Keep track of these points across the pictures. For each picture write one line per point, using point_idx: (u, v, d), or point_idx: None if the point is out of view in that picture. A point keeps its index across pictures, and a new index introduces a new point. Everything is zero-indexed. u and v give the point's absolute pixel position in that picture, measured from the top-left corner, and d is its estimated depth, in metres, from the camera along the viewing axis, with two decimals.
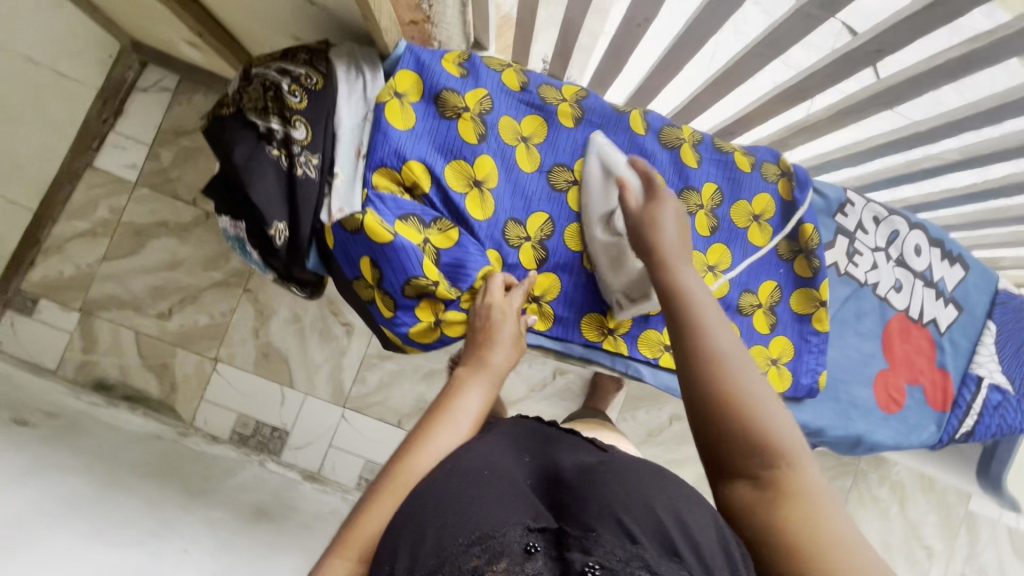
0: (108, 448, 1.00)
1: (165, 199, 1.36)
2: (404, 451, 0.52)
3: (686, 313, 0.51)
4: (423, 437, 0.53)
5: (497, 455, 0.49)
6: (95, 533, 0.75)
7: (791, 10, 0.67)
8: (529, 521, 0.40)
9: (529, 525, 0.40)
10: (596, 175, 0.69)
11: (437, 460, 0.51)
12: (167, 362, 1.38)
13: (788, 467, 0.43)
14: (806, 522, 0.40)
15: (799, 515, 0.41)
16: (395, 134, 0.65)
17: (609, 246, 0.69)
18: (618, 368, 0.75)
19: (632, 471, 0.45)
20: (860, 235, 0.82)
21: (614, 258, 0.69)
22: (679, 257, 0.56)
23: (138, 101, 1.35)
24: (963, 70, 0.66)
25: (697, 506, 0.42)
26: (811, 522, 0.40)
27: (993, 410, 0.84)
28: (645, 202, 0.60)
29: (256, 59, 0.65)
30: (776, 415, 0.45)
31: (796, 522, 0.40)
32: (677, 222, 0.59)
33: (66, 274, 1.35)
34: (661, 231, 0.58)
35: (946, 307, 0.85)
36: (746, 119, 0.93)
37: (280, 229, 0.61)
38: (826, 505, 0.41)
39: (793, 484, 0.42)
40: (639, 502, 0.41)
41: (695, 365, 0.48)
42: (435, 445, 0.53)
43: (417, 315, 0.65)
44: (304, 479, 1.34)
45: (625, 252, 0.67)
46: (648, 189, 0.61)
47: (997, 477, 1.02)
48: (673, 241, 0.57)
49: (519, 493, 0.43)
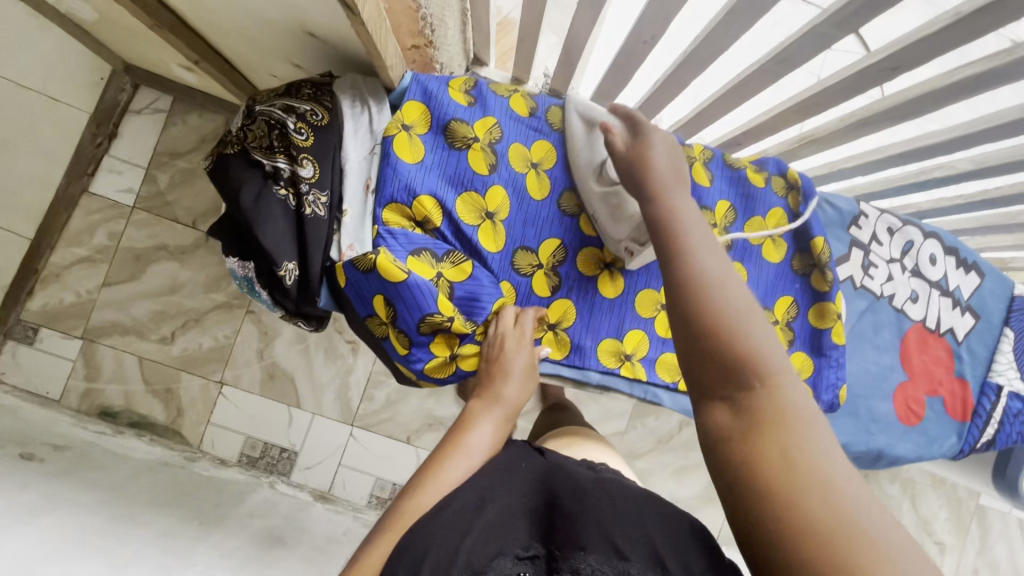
0: (118, 481, 0.98)
1: (164, 222, 1.34)
2: (411, 490, 0.52)
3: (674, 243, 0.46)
4: (433, 471, 0.54)
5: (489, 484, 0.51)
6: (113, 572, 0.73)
7: (805, 29, 0.65)
8: (517, 551, 0.43)
9: (518, 553, 0.43)
10: (578, 127, 0.66)
11: (442, 493, 0.52)
12: (172, 387, 1.36)
13: (770, 393, 0.38)
14: (788, 453, 0.35)
15: (776, 440, 0.36)
16: (404, 168, 0.64)
17: (605, 198, 0.64)
18: (636, 394, 0.74)
19: (621, 501, 0.49)
20: (874, 247, 0.81)
21: (613, 209, 0.64)
22: (670, 189, 0.51)
23: (132, 124, 1.32)
24: (980, 87, 0.65)
25: (685, 534, 0.45)
26: (789, 450, 0.35)
27: (1013, 418, 0.83)
28: (637, 140, 0.55)
29: (259, 95, 0.64)
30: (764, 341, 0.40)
31: (776, 452, 0.35)
32: (670, 159, 0.54)
33: (66, 301, 1.33)
34: (654, 165, 0.52)
35: (963, 315, 0.84)
36: (754, 132, 0.92)
37: (290, 269, 0.59)
38: (809, 432, 0.36)
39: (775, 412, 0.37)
40: (631, 526, 0.44)
41: (677, 290, 0.44)
42: (444, 477, 0.53)
43: (432, 350, 0.64)
44: (315, 499, 1.33)
45: (622, 199, 0.62)
46: (638, 129, 0.56)
47: (1014, 479, 1.01)
48: (665, 175, 0.52)
49: (502, 522, 0.46)
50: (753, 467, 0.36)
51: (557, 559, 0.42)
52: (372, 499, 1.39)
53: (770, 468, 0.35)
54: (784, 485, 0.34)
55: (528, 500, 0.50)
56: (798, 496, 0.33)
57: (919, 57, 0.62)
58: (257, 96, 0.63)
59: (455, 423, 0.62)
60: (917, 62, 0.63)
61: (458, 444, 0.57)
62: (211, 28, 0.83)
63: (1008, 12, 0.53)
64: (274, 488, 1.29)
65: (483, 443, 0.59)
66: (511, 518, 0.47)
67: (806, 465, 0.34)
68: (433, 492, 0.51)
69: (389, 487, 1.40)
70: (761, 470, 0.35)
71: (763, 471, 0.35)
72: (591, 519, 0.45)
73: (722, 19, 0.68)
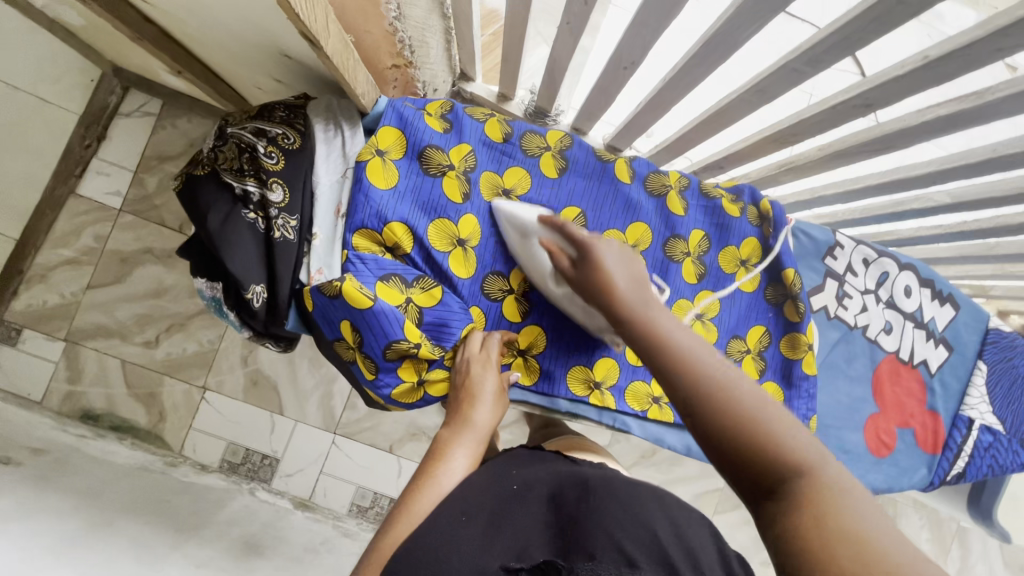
0: (94, 485, 0.94)
1: (150, 225, 1.34)
2: (392, 519, 0.53)
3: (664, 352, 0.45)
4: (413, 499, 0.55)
5: (475, 489, 0.54)
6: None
7: (778, 64, 0.66)
8: (506, 563, 0.45)
9: (507, 566, 0.45)
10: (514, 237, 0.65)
11: (417, 522, 0.52)
12: (154, 391, 1.35)
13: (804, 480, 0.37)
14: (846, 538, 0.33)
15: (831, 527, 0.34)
16: (377, 194, 0.63)
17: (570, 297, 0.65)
18: (605, 421, 0.75)
19: (630, 496, 0.49)
20: (849, 278, 0.81)
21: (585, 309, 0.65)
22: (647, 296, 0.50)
23: (121, 127, 1.32)
24: (953, 127, 0.65)
25: (696, 533, 0.47)
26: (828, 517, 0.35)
27: (984, 451, 0.83)
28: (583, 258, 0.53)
29: (232, 117, 0.63)
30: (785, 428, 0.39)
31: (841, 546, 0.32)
32: (628, 266, 0.52)
33: (50, 303, 1.32)
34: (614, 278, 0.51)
35: (936, 347, 0.84)
36: (735, 157, 0.92)
37: (258, 291, 0.59)
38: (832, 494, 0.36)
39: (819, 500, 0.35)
40: (642, 528, 0.45)
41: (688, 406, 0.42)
42: (417, 510, 0.53)
43: (400, 375, 0.64)
44: (296, 507, 1.32)
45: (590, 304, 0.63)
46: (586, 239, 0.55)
47: (987, 508, 1.04)
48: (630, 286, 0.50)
49: (495, 526, 0.49)
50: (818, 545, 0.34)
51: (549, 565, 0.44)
52: (352, 507, 1.39)
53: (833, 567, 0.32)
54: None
55: (517, 488, 0.54)
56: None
57: (891, 96, 0.62)
58: (229, 118, 0.63)
59: (428, 451, 0.62)
60: (889, 100, 0.63)
61: (434, 474, 0.58)
62: (194, 42, 0.83)
63: (974, 57, 0.53)
64: (254, 495, 1.28)
65: (460, 468, 0.59)
66: (504, 516, 0.51)
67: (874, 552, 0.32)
68: (410, 520, 0.52)
69: (370, 495, 1.39)
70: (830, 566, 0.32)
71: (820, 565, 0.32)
72: (597, 524, 0.46)
73: (697, 52, 0.69)
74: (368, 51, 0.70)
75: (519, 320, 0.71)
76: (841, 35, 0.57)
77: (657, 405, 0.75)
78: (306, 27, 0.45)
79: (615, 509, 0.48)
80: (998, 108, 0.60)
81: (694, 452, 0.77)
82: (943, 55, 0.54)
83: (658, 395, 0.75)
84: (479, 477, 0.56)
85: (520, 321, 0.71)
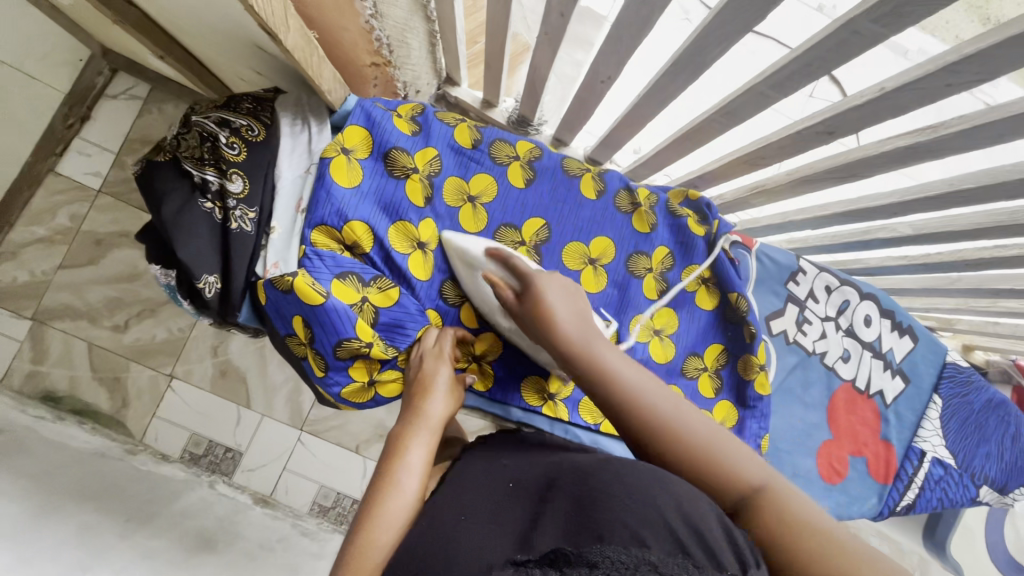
0: (48, 469, 0.91)
1: (129, 209, 1.32)
2: (362, 523, 0.51)
3: (617, 393, 0.48)
4: (381, 498, 0.53)
5: (463, 496, 0.52)
6: (30, 563, 0.68)
7: (746, 87, 0.67)
8: (513, 559, 0.40)
9: (514, 558, 0.40)
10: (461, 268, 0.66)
11: (397, 528, 0.51)
12: (120, 376, 1.33)
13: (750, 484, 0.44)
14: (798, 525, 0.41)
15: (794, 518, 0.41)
16: (338, 192, 0.63)
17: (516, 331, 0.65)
18: (556, 432, 0.74)
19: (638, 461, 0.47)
20: (810, 304, 0.83)
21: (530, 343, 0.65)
22: (592, 335, 0.52)
23: (106, 108, 1.30)
24: (911, 159, 0.67)
25: (697, 504, 0.41)
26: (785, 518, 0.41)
27: (934, 484, 0.85)
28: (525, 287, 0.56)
29: (199, 106, 0.64)
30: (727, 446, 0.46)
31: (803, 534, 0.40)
32: (571, 302, 0.55)
33: (20, 280, 1.29)
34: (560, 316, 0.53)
35: (893, 378, 0.86)
36: (708, 177, 0.94)
37: (210, 282, 0.58)
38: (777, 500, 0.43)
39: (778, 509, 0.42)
40: (640, 501, 0.40)
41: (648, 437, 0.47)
42: (389, 518, 0.51)
43: (350, 374, 0.64)
44: (255, 502, 1.27)
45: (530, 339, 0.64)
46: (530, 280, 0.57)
47: (942, 537, 1.16)
48: (575, 328, 0.52)
49: (499, 525, 0.46)
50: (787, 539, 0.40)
51: (558, 555, 0.38)
52: (313, 507, 1.36)
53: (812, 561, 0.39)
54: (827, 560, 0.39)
55: (513, 483, 0.52)
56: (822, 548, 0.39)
57: (853, 123, 0.64)
58: (195, 108, 0.63)
59: (384, 448, 0.59)
60: (851, 128, 0.65)
61: (396, 471, 0.55)
62: (176, 29, 0.83)
63: (927, 92, 0.54)
64: (215, 487, 1.24)
65: (416, 465, 0.56)
66: (495, 509, 0.49)
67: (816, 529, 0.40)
68: (385, 529, 0.50)
69: (332, 495, 1.37)
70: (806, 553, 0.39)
71: (787, 554, 0.39)
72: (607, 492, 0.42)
73: (668, 70, 0.70)
74: (343, 47, 0.74)
75: (476, 326, 0.71)
76: (801, 61, 0.58)
77: (611, 419, 0.75)
78: (262, 18, 0.47)
79: (619, 488, 0.42)
80: (952, 142, 0.61)
81: None
82: (897, 86, 0.55)
83: None
84: (454, 488, 0.55)
85: (477, 327, 0.71)
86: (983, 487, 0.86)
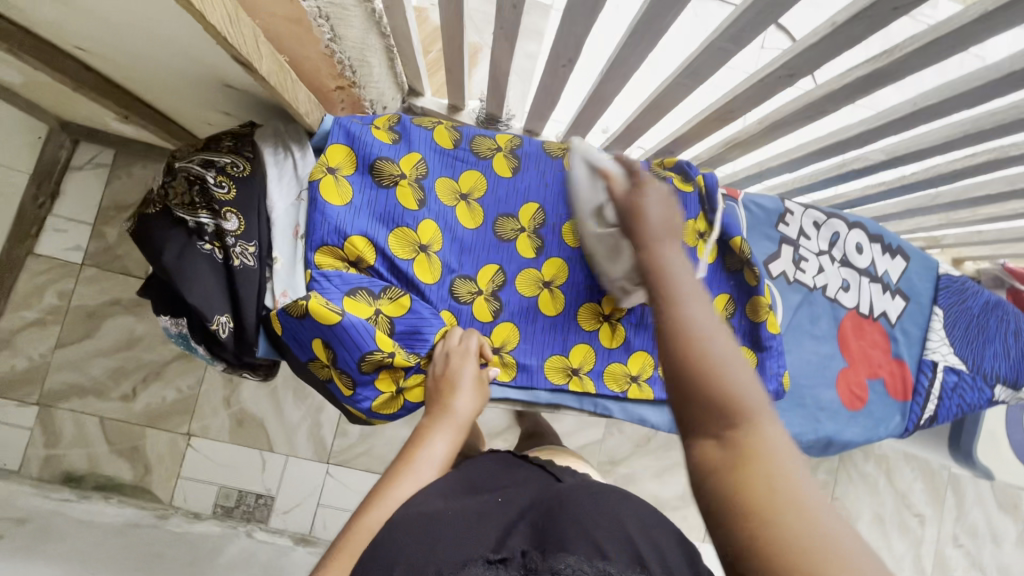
0: (85, 547, 0.90)
1: (116, 276, 1.31)
2: (364, 507, 0.49)
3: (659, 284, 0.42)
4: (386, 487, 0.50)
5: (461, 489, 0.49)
6: None
7: (704, 45, 0.69)
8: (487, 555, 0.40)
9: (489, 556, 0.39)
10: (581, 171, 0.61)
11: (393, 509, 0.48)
12: (138, 445, 1.31)
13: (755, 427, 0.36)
14: (775, 492, 0.33)
15: (774, 488, 0.33)
16: (333, 211, 0.65)
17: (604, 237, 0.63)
18: (586, 407, 0.76)
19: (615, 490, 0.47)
20: (803, 242, 0.85)
21: (611, 248, 0.64)
22: (666, 227, 0.46)
23: (74, 181, 1.29)
24: (871, 86, 0.69)
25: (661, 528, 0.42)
26: (773, 480, 0.33)
27: (951, 392, 0.88)
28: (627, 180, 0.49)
29: (179, 152, 0.64)
30: (742, 378, 0.38)
31: (767, 497, 0.33)
32: (669, 205, 0.48)
33: (19, 368, 1.28)
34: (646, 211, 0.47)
35: (894, 298, 0.89)
36: (682, 140, 0.96)
37: (223, 321, 0.59)
38: (779, 466, 0.34)
39: (763, 443, 0.35)
40: (610, 519, 0.42)
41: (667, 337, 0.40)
42: (391, 498, 0.49)
43: (378, 387, 0.65)
44: (296, 543, 1.28)
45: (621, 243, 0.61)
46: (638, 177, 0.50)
47: (967, 446, 1.20)
48: (659, 218, 0.46)
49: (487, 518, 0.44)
50: (743, 494, 0.34)
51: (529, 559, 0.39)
52: None
53: (765, 530, 0.31)
54: (785, 551, 0.30)
55: (501, 500, 0.48)
56: (774, 506, 0.32)
57: (812, 62, 0.66)
58: (176, 154, 0.64)
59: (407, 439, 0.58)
60: (811, 67, 0.67)
61: (411, 459, 0.53)
62: (137, 86, 0.83)
63: (878, 18, 0.57)
64: (253, 535, 1.24)
65: (438, 457, 0.55)
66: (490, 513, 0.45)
67: (792, 507, 0.32)
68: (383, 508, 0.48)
69: None
70: (766, 517, 0.32)
71: (758, 514, 0.32)
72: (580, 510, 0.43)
73: (626, 42, 0.71)
74: (307, 74, 0.75)
75: (490, 320, 0.72)
76: (753, 11, 0.60)
77: (636, 384, 0.77)
78: (235, 50, 0.48)
79: (597, 512, 0.42)
80: (908, 62, 0.63)
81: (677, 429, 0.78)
82: (849, 18, 0.58)
83: (636, 374, 0.77)
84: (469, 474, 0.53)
85: (491, 321, 0.72)
86: (997, 386, 0.89)
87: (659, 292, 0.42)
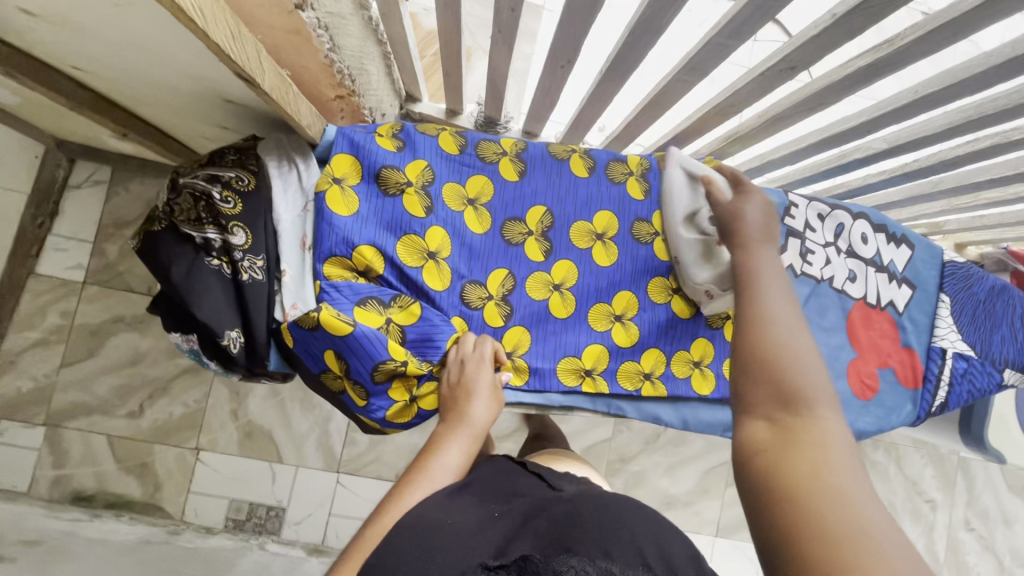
0: (99, 566, 0.90)
1: (118, 293, 1.31)
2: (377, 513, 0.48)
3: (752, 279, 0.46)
4: (398, 492, 0.49)
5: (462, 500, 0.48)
6: None
7: (703, 41, 0.69)
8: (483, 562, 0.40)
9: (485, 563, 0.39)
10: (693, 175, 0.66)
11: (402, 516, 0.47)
12: (146, 461, 1.31)
13: (812, 417, 0.37)
14: (816, 481, 0.33)
15: (823, 476, 0.33)
16: (340, 222, 0.64)
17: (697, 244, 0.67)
18: (600, 407, 0.77)
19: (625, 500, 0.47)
20: (809, 235, 0.85)
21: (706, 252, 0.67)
22: (761, 236, 0.50)
23: (72, 200, 1.28)
24: (872, 77, 0.70)
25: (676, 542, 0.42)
26: (820, 468, 0.34)
27: (961, 377, 0.88)
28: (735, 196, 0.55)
29: (183, 168, 0.64)
30: (812, 374, 0.39)
31: (807, 485, 0.33)
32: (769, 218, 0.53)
33: (24, 389, 1.27)
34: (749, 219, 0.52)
35: (901, 287, 0.89)
36: (682, 136, 0.96)
37: (234, 336, 0.59)
38: (832, 458, 0.35)
39: (819, 434, 0.36)
40: (619, 526, 0.42)
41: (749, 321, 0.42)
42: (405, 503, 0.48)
43: (391, 396, 0.65)
44: (309, 554, 1.27)
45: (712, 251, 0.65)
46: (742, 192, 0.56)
47: (977, 432, 1.20)
48: (760, 226, 0.51)
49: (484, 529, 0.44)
50: (786, 475, 0.34)
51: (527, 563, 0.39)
52: None
53: (801, 512, 0.32)
54: (819, 538, 0.31)
55: (499, 513, 0.47)
56: (815, 491, 0.33)
57: (813, 54, 0.66)
58: (180, 169, 0.64)
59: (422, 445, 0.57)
60: (811, 59, 0.67)
61: (424, 467, 0.53)
62: (136, 102, 0.82)
63: (878, 9, 0.57)
64: (266, 547, 1.24)
65: (451, 466, 0.54)
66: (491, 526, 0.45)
67: (834, 498, 0.32)
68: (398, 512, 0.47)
69: None
70: (807, 503, 0.32)
71: (801, 494, 0.33)
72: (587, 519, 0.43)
73: (626, 41, 0.71)
74: (307, 84, 0.74)
75: (501, 325, 0.72)
76: (753, 6, 0.60)
77: (649, 381, 0.77)
78: (237, 65, 0.48)
79: (603, 522, 0.43)
80: (908, 51, 0.63)
81: (691, 424, 0.79)
82: (848, 10, 0.58)
83: (648, 372, 0.77)
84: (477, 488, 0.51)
85: (502, 326, 0.72)
86: (1006, 370, 0.90)
87: (747, 287, 0.46)
